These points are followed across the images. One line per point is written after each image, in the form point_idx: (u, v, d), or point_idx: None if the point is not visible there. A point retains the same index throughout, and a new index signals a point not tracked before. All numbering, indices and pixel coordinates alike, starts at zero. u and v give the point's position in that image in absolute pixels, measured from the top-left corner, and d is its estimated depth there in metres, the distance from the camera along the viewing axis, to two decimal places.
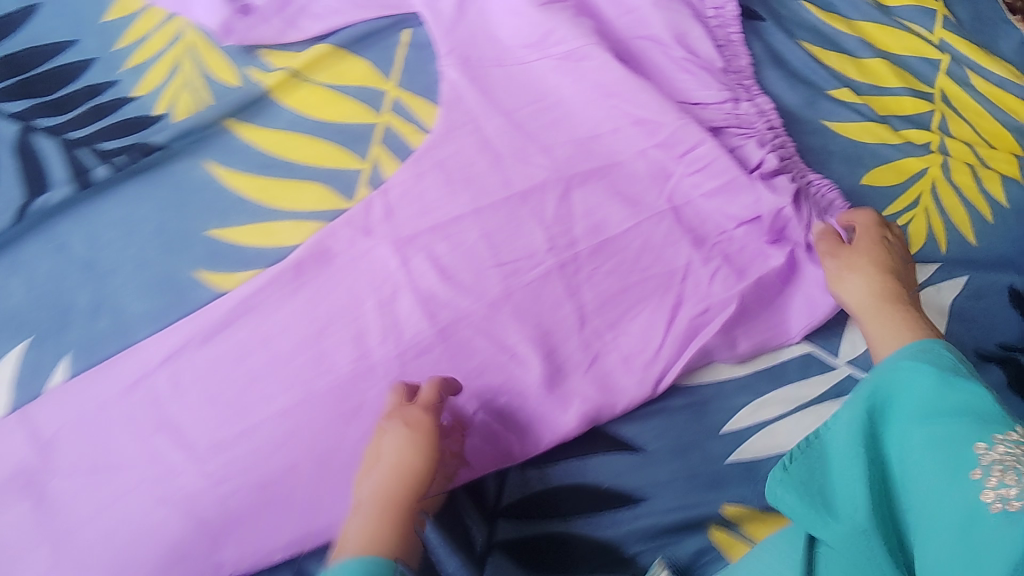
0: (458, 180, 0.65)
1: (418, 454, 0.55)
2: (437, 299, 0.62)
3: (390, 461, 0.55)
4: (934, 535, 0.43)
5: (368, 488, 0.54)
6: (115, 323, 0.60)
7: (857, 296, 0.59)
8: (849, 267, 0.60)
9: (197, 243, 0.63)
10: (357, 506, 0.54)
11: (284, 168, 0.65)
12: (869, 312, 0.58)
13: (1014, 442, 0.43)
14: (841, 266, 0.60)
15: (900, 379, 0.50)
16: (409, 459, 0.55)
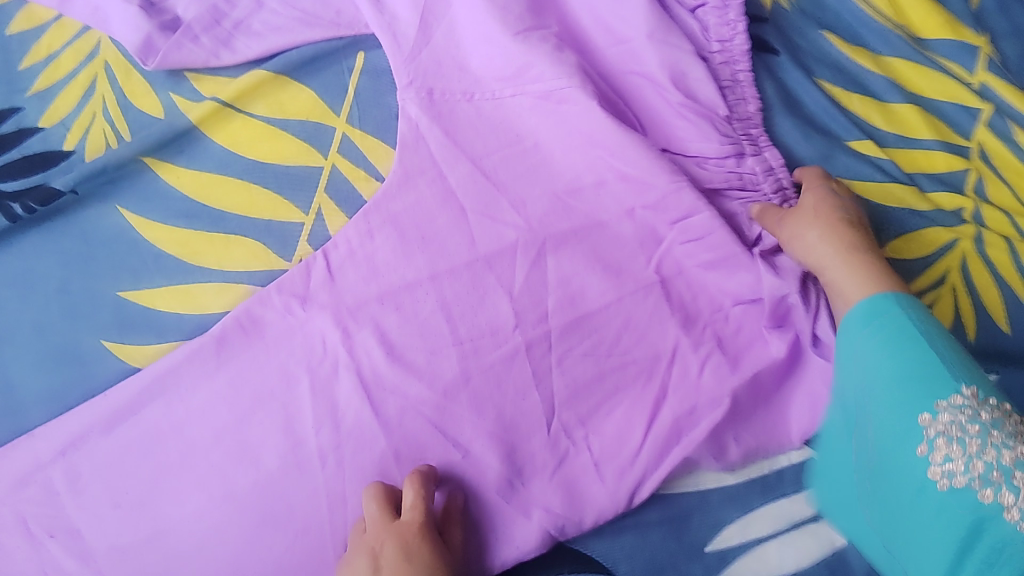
0: (414, 238, 0.56)
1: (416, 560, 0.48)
2: (383, 382, 0.53)
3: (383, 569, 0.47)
4: (891, 506, 0.46)
5: None
6: (6, 403, 0.52)
7: (818, 248, 0.52)
8: (796, 227, 0.53)
9: (106, 307, 0.54)
10: None
11: (211, 219, 0.56)
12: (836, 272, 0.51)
13: (955, 408, 0.44)
14: (796, 224, 0.53)
15: (846, 351, 0.49)
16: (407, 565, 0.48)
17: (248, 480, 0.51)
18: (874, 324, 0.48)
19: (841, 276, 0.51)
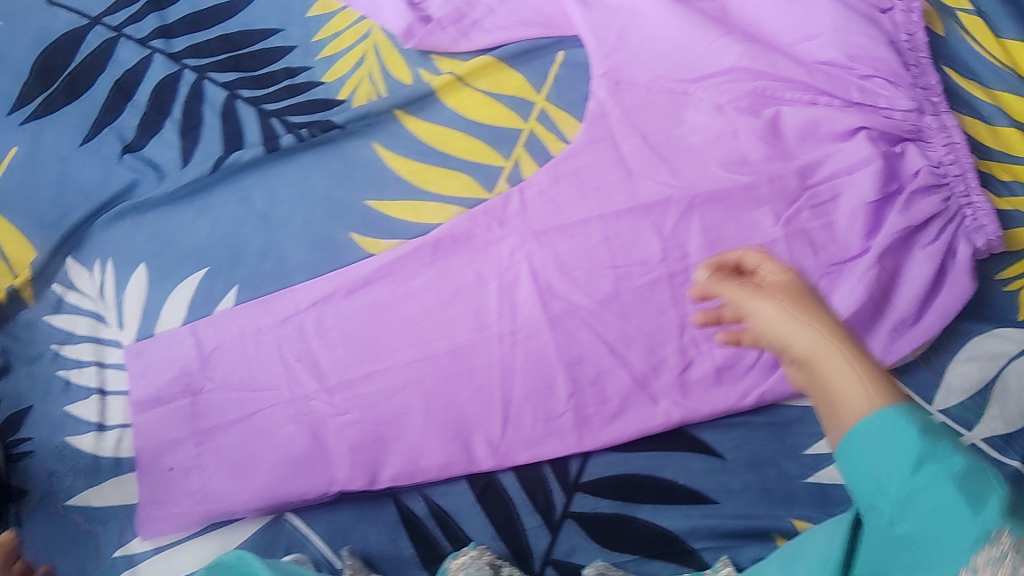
0: (588, 187, 0.71)
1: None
2: (553, 290, 0.68)
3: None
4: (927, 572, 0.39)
5: None
6: (278, 267, 0.69)
7: (773, 313, 0.46)
8: (747, 295, 0.48)
9: (358, 210, 0.72)
10: None
11: (439, 158, 0.74)
12: (817, 359, 0.44)
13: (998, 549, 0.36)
14: (772, 300, 0.47)
15: (877, 444, 0.40)
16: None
17: (445, 343, 0.66)
18: (892, 430, 0.39)
19: (830, 371, 0.43)
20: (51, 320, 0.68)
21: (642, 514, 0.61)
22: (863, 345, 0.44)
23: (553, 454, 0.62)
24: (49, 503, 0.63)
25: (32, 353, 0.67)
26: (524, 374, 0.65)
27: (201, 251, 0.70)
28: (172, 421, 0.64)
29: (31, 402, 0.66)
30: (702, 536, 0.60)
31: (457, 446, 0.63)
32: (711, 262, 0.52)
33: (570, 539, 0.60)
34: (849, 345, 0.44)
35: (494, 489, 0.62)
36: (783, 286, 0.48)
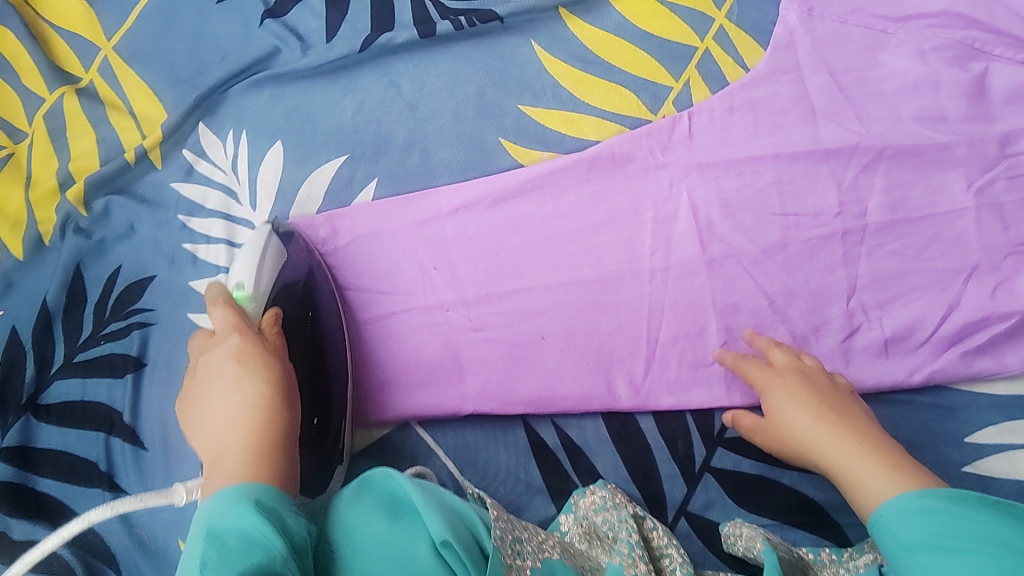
0: (765, 122, 0.65)
1: (249, 379, 0.51)
2: (714, 229, 0.62)
3: (217, 443, 0.48)
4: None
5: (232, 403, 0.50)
6: (423, 163, 0.65)
7: (796, 429, 0.53)
8: (772, 416, 0.55)
9: (510, 113, 0.66)
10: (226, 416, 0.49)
11: (601, 68, 0.67)
12: (840, 455, 0.50)
13: None
14: (783, 394, 0.55)
15: (917, 519, 0.43)
16: (242, 383, 0.50)
17: (592, 271, 0.62)
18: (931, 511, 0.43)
19: (854, 465, 0.49)
20: (179, 187, 0.64)
21: (787, 479, 0.57)
22: (877, 445, 0.50)
23: (698, 404, 0.59)
24: (168, 378, 0.59)
25: (159, 218, 0.63)
26: (673, 314, 0.61)
27: (343, 135, 0.66)
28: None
29: (152, 271, 0.62)
30: (849, 512, 0.57)
31: (597, 382, 0.60)
32: (724, 357, 0.58)
33: (708, 493, 0.57)
34: (863, 449, 0.49)
35: (632, 430, 0.59)
36: (796, 389, 0.55)
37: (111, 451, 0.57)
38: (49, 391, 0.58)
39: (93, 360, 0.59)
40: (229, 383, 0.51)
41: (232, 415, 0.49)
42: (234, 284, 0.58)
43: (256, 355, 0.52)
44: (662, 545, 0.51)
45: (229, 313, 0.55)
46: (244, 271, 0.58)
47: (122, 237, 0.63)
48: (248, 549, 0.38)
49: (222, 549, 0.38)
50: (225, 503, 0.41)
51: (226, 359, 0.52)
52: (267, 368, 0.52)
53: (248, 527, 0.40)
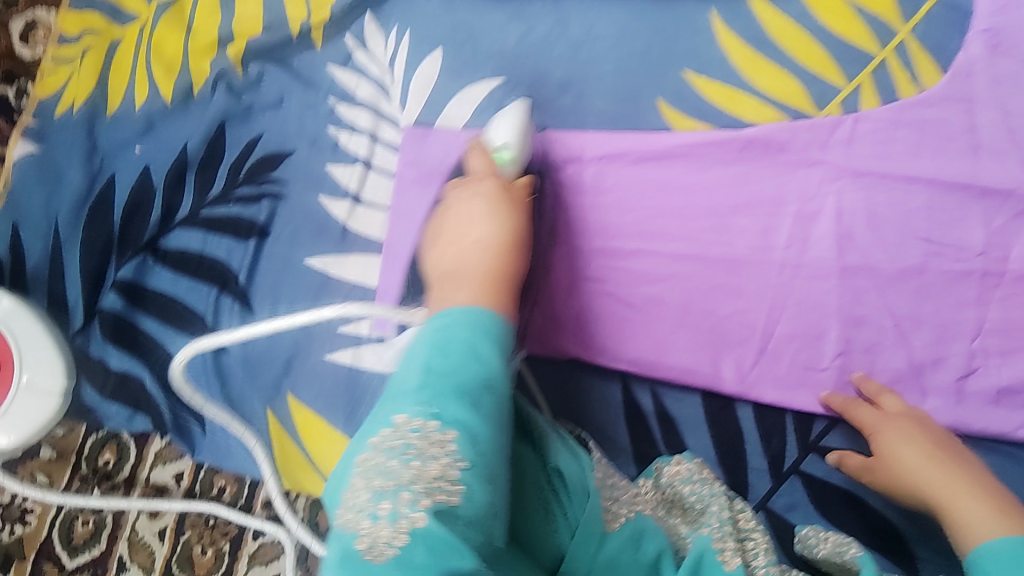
0: (929, 145, 0.61)
1: (490, 219, 0.51)
2: (854, 239, 0.61)
3: (444, 271, 0.50)
4: None
5: (474, 230, 0.51)
6: (576, 105, 0.64)
7: (906, 474, 0.52)
8: (880, 462, 0.54)
9: (672, 76, 0.65)
10: (461, 248, 0.51)
11: (774, 52, 0.65)
12: (949, 495, 0.50)
13: None
14: (894, 436, 0.54)
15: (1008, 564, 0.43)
16: (488, 221, 0.51)
17: (721, 251, 0.61)
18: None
19: (961, 505, 0.48)
20: (334, 71, 0.64)
21: (873, 501, 0.57)
22: (991, 487, 0.49)
23: (800, 405, 0.58)
24: (287, 254, 0.59)
25: (310, 98, 0.63)
26: (794, 313, 0.59)
27: (506, 59, 0.65)
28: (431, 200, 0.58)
29: (292, 147, 0.62)
30: (931, 547, 0.55)
31: (703, 359, 0.59)
32: (825, 397, 0.58)
33: (792, 495, 0.58)
34: (976, 490, 0.49)
35: (727, 415, 0.59)
36: (906, 433, 0.54)
37: (218, 307, 0.58)
38: (169, 236, 0.60)
39: (218, 219, 0.60)
40: (475, 220, 0.51)
41: (476, 249, 0.50)
42: (494, 144, 0.55)
43: (505, 202, 0.52)
44: (748, 529, 0.49)
45: (485, 162, 0.54)
46: (506, 132, 0.55)
47: (271, 106, 0.63)
48: (474, 364, 0.41)
49: (445, 359, 0.41)
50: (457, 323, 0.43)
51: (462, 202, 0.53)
52: (508, 215, 0.51)
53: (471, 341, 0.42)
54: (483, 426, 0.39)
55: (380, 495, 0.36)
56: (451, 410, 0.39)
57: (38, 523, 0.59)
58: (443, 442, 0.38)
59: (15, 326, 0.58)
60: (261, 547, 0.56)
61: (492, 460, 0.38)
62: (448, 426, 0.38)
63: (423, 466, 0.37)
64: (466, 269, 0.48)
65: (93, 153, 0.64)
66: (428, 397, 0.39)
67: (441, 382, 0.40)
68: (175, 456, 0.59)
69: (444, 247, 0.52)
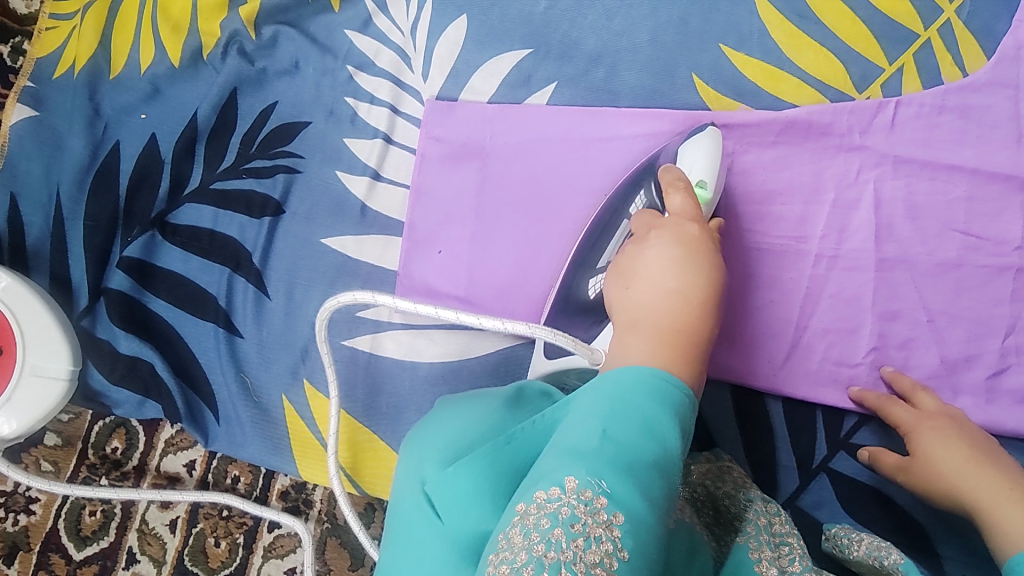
0: (971, 133, 0.58)
1: (694, 271, 0.44)
2: (892, 229, 0.58)
3: (632, 320, 0.44)
4: None
5: (672, 278, 0.44)
6: (608, 79, 0.61)
7: (941, 475, 0.51)
8: (914, 463, 0.52)
9: (710, 49, 0.61)
10: (657, 296, 0.43)
11: (816, 27, 0.61)
12: (985, 496, 0.48)
13: None
14: (933, 437, 0.52)
15: None
16: (686, 272, 0.44)
17: (755, 241, 0.59)
18: None
19: (999, 505, 0.46)
20: (353, 37, 0.61)
21: (900, 499, 0.56)
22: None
23: (831, 401, 0.57)
24: (306, 234, 0.58)
25: (327, 65, 0.61)
26: (828, 306, 0.58)
27: (534, 27, 0.61)
28: (462, 184, 0.58)
29: (308, 118, 0.60)
30: (958, 547, 0.55)
31: (738, 355, 0.58)
32: (856, 393, 0.56)
33: (820, 492, 0.57)
34: (1015, 490, 0.47)
35: (758, 410, 0.58)
36: (946, 434, 0.52)
37: (234, 290, 0.57)
38: (179, 212, 0.59)
39: (230, 193, 0.59)
40: (671, 267, 0.44)
41: (672, 301, 0.43)
42: (697, 177, 0.51)
43: (705, 252, 0.45)
44: (783, 533, 0.46)
45: (687, 199, 0.48)
46: (708, 170, 0.52)
47: (285, 73, 0.61)
48: (652, 442, 0.36)
49: (624, 427, 0.36)
50: (645, 385, 0.38)
51: (684, 242, 0.45)
52: (712, 266, 0.44)
53: (648, 410, 0.37)
54: (651, 513, 0.34)
55: (538, 565, 0.31)
56: (622, 488, 0.34)
57: (43, 512, 0.58)
58: (609, 525, 0.33)
59: (17, 306, 0.54)
60: (278, 539, 0.57)
61: (651, 557, 0.33)
62: (617, 508, 0.33)
63: (586, 546, 0.32)
64: (664, 332, 0.42)
65: (95, 118, 0.61)
66: (599, 467, 0.35)
67: (616, 453, 0.35)
68: (188, 445, 0.59)
69: (634, 292, 0.45)
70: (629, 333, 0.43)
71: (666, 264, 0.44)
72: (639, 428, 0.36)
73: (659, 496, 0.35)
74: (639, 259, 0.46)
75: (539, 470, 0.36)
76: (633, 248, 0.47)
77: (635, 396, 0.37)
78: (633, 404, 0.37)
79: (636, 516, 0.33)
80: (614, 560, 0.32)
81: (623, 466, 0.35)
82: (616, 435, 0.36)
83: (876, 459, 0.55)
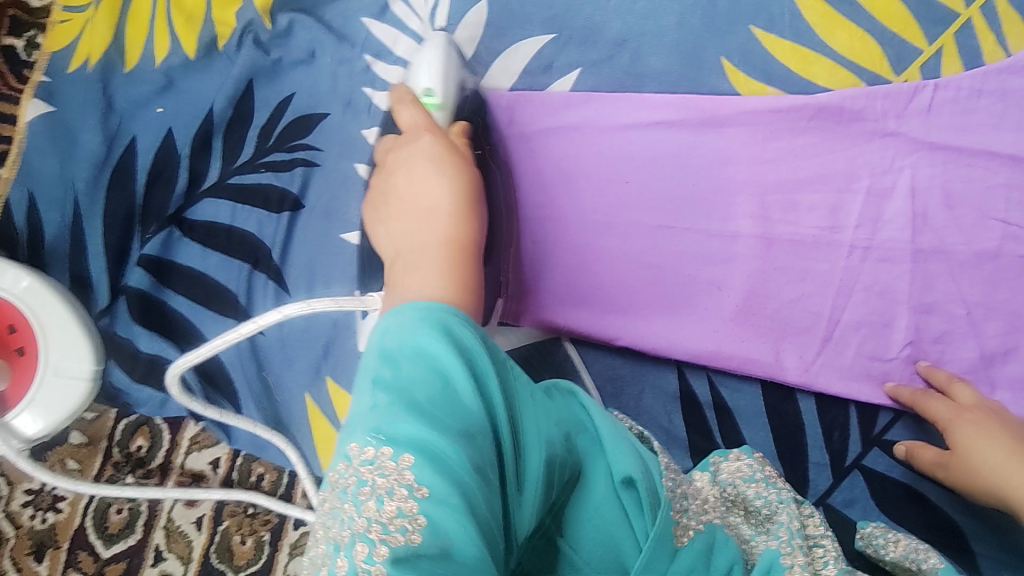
0: (1013, 117, 0.55)
1: (444, 182, 0.48)
2: (929, 219, 0.56)
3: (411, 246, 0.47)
4: None
5: (434, 196, 0.48)
6: (634, 66, 0.59)
7: (978, 472, 0.50)
8: (951, 459, 0.51)
9: (738, 32, 0.59)
10: (428, 214, 0.47)
11: (851, 7, 0.59)
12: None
13: None
14: (969, 430, 0.51)
15: None
16: (434, 183, 0.48)
17: (787, 232, 0.57)
18: None
19: None
20: (370, 23, 0.59)
21: (934, 496, 0.55)
22: None
23: (863, 397, 0.56)
24: (324, 228, 0.57)
25: (342, 52, 0.59)
26: (860, 299, 0.56)
27: (557, 15, 0.60)
28: None
29: (325, 109, 0.59)
30: (992, 544, 0.53)
31: (764, 348, 0.56)
32: (890, 387, 0.55)
33: (852, 490, 0.56)
34: None
35: (788, 407, 0.57)
36: (982, 427, 0.51)
37: (255, 287, 0.57)
38: (197, 208, 0.58)
39: (248, 188, 0.58)
40: (425, 182, 0.49)
41: (434, 218, 0.47)
42: (422, 87, 0.52)
43: (442, 155, 0.49)
44: (817, 535, 0.47)
45: (416, 111, 0.51)
46: (434, 76, 0.52)
47: (301, 62, 0.60)
48: (431, 375, 0.34)
49: (406, 373, 0.35)
50: (407, 322, 0.37)
51: (427, 159, 0.49)
52: (455, 170, 0.49)
53: (419, 344, 0.36)
54: (450, 443, 0.32)
55: (339, 551, 0.31)
56: (404, 431, 0.33)
57: (70, 511, 0.59)
58: (400, 472, 0.32)
59: (37, 307, 0.54)
60: (303, 537, 0.57)
61: (473, 478, 0.32)
62: (405, 450, 0.32)
63: (379, 505, 0.31)
64: (442, 258, 0.45)
65: (109, 112, 0.60)
66: (382, 418, 0.34)
67: (392, 397, 0.34)
68: (212, 442, 0.59)
69: (400, 218, 0.49)
70: (410, 260, 0.46)
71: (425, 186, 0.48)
72: (416, 367, 0.35)
73: (467, 420, 0.33)
74: (398, 180, 0.50)
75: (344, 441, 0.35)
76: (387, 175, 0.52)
77: (402, 331, 0.36)
78: (402, 345, 0.36)
79: (432, 450, 0.32)
80: (411, 504, 0.31)
81: (410, 410, 0.33)
82: (398, 385, 0.35)
83: (912, 453, 0.54)
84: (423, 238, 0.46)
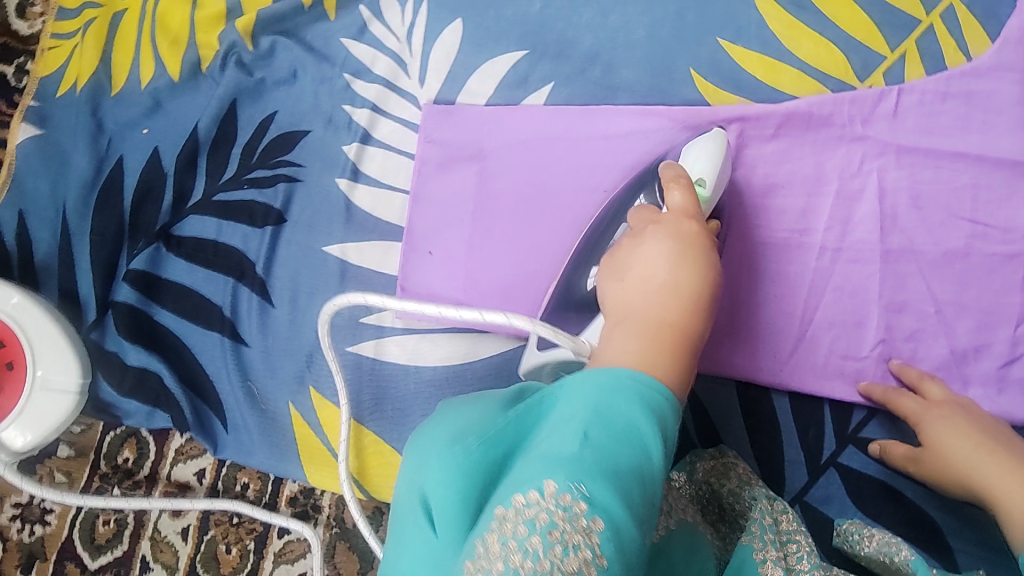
0: (976, 119, 0.57)
1: (688, 266, 0.44)
2: (898, 220, 0.57)
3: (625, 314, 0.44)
4: None
5: (665, 275, 0.44)
6: (605, 78, 0.60)
7: (950, 466, 0.51)
8: (923, 454, 0.53)
9: (707, 44, 0.61)
10: (651, 291, 0.43)
11: (816, 17, 0.60)
12: (997, 487, 0.48)
13: None
14: (940, 425, 0.52)
15: None
16: (675, 267, 0.44)
17: (759, 235, 0.58)
18: None
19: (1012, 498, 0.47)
20: (349, 44, 0.61)
21: (910, 493, 0.55)
22: None
23: (839, 395, 0.57)
24: (307, 242, 0.58)
25: (324, 72, 0.61)
26: (833, 300, 0.57)
27: (530, 29, 0.61)
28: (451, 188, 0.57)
29: (307, 126, 0.61)
30: (967, 539, 0.54)
31: (739, 350, 0.57)
32: (863, 386, 0.56)
33: (828, 487, 0.56)
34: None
35: (763, 406, 0.58)
36: (954, 423, 0.52)
37: (239, 299, 0.58)
38: (183, 224, 0.60)
39: (234, 204, 0.59)
40: (659, 261, 0.44)
41: (659, 294, 0.43)
42: (697, 175, 0.50)
43: (697, 247, 0.45)
44: (791, 530, 0.47)
45: (687, 196, 0.48)
46: (710, 169, 0.51)
47: (284, 82, 0.62)
48: (634, 446, 0.34)
49: (606, 433, 0.34)
50: (627, 390, 0.36)
51: (669, 236, 0.45)
52: (704, 262, 0.45)
53: (625, 410, 0.35)
54: (635, 524, 0.32)
55: None
56: (601, 494, 0.32)
57: (58, 523, 0.59)
58: (589, 531, 0.31)
59: (26, 321, 0.55)
60: (287, 544, 0.58)
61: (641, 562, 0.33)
62: (598, 513, 0.32)
63: (564, 555, 0.30)
64: (657, 336, 0.41)
65: (98, 133, 0.62)
66: (581, 473, 0.33)
67: (593, 454, 0.33)
68: (197, 453, 0.60)
69: (623, 290, 0.45)
70: (618, 329, 0.43)
71: (656, 263, 0.44)
72: (623, 434, 0.34)
73: (648, 496, 0.34)
74: (636, 251, 0.46)
75: (516, 475, 0.34)
76: (627, 242, 0.47)
77: (619, 401, 0.35)
78: (621, 414, 0.35)
79: (619, 526, 0.32)
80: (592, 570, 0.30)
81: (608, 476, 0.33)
82: (606, 445, 0.34)
83: (885, 450, 0.55)
84: (635, 305, 0.43)
